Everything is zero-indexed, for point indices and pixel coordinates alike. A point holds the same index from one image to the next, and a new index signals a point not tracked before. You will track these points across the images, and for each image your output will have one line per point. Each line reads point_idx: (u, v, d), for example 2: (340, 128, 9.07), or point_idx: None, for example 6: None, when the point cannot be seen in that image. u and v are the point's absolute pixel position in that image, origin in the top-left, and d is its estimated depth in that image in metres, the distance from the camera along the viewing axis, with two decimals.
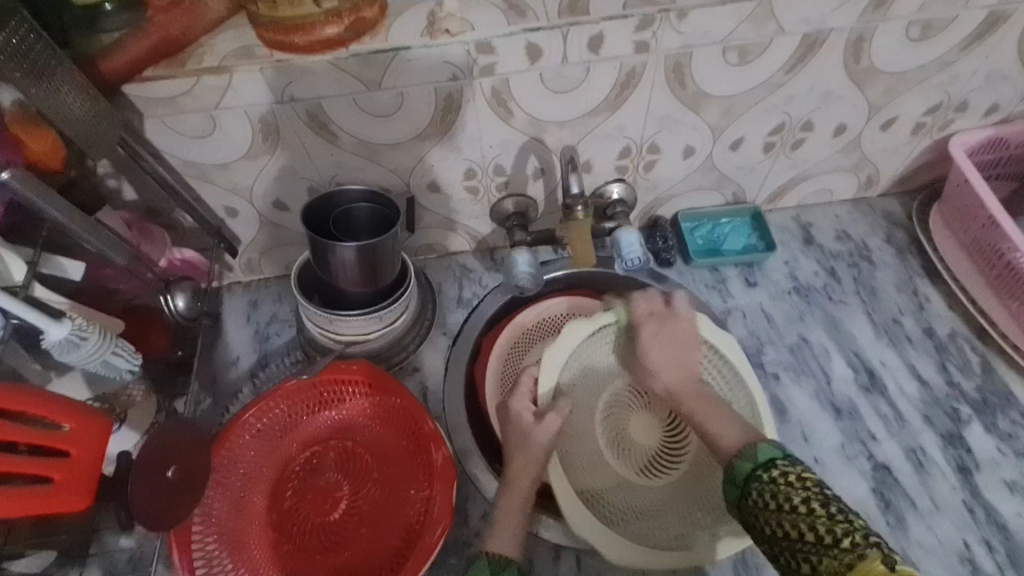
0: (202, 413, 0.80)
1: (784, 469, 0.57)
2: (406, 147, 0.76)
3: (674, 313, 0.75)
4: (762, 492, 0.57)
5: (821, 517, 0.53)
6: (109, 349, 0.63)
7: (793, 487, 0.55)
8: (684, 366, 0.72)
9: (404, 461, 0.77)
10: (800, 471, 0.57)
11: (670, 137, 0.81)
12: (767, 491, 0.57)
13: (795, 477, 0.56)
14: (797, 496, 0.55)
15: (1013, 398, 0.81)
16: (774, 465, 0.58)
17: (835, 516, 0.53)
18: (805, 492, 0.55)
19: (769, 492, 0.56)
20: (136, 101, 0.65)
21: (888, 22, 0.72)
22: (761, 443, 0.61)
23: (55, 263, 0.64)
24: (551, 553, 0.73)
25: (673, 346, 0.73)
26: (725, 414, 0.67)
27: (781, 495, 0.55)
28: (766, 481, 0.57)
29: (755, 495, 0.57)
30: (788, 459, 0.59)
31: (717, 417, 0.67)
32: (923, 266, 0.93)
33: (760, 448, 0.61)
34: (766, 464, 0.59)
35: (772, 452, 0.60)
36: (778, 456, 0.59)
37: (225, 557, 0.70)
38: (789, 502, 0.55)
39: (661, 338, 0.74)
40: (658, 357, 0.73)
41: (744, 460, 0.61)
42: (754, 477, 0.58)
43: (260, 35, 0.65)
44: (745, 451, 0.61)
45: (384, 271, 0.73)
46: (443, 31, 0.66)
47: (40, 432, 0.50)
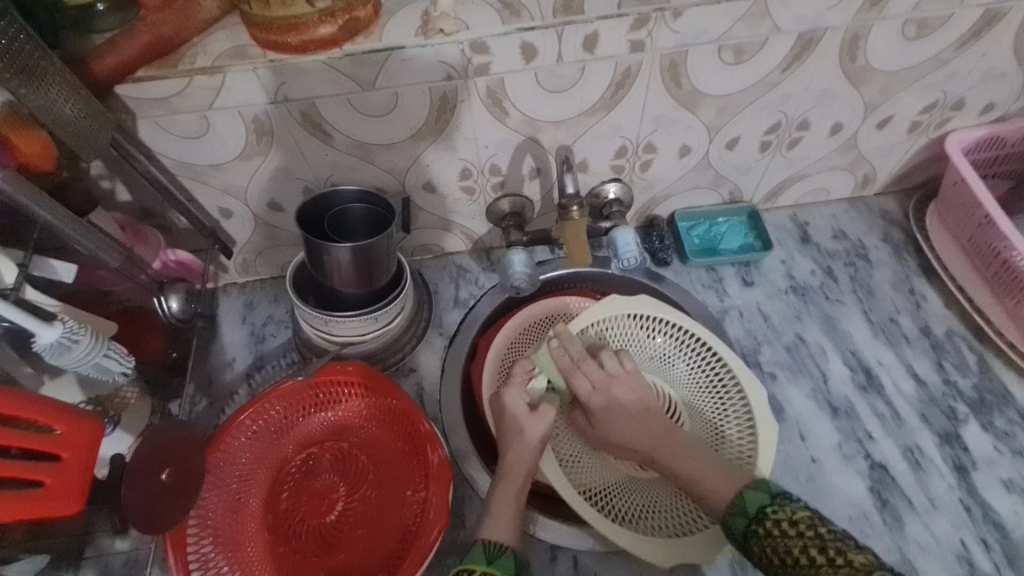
0: (197, 415, 0.79)
1: (776, 517, 0.58)
2: (401, 147, 0.75)
3: (641, 345, 0.75)
4: (763, 547, 0.58)
5: (824, 566, 0.54)
6: (101, 351, 0.63)
7: (789, 539, 0.56)
8: (646, 393, 0.73)
9: (401, 462, 0.76)
10: (793, 516, 0.58)
11: (666, 137, 0.81)
12: (767, 545, 0.57)
13: (789, 525, 0.57)
14: (796, 546, 0.56)
15: (1010, 396, 0.81)
16: (768, 514, 0.59)
17: (836, 561, 0.54)
18: (801, 540, 0.56)
19: (768, 546, 0.57)
20: (128, 101, 0.65)
21: (884, 20, 0.72)
22: (748, 490, 0.62)
23: (46, 264, 0.64)
24: (548, 554, 0.73)
25: (637, 373, 0.74)
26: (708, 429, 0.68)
27: (781, 548, 0.56)
28: (762, 535, 0.58)
29: (757, 549, 0.58)
30: (777, 502, 0.60)
31: (691, 458, 0.67)
32: (919, 265, 0.93)
33: (747, 496, 0.61)
34: (757, 514, 0.60)
35: (759, 497, 0.61)
36: (766, 501, 0.60)
37: (220, 559, 0.70)
38: (793, 556, 0.56)
39: (628, 372, 0.74)
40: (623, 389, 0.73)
41: (737, 515, 0.61)
42: (750, 533, 0.59)
43: (254, 35, 0.65)
44: (735, 503, 0.62)
45: (380, 272, 0.73)
46: (437, 31, 0.65)
47: (31, 437, 0.50)
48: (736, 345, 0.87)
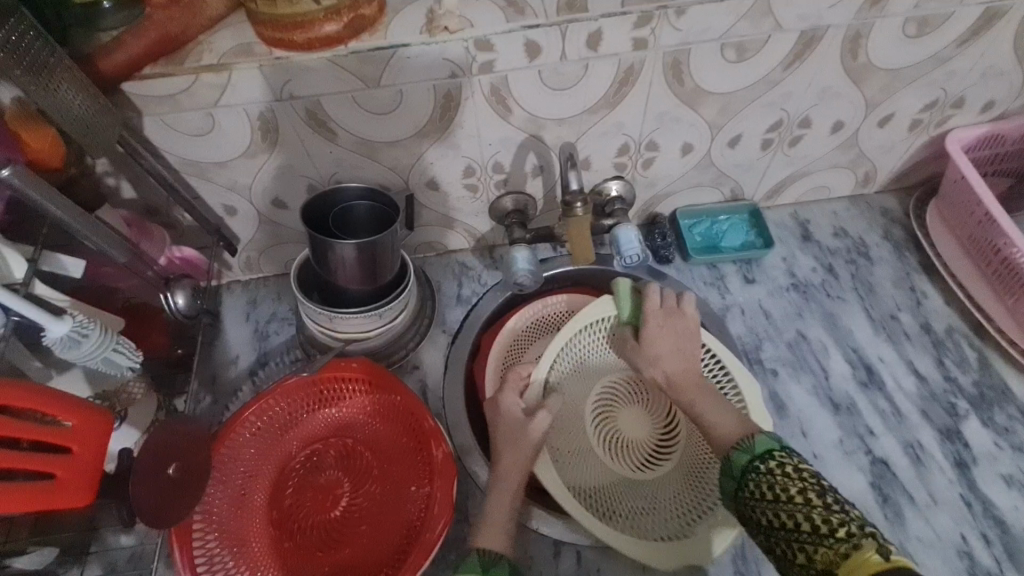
0: (202, 412, 0.80)
1: (780, 460, 0.58)
2: (405, 145, 0.76)
3: (681, 310, 0.77)
4: (761, 483, 0.57)
5: (817, 507, 0.53)
6: (111, 346, 0.63)
7: (790, 478, 0.56)
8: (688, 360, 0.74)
9: (405, 459, 0.77)
10: (796, 463, 0.57)
11: (668, 134, 0.81)
12: (766, 482, 0.57)
13: (792, 468, 0.56)
14: (793, 486, 0.55)
15: (1010, 392, 0.82)
16: (773, 454, 0.59)
17: (831, 506, 0.53)
18: (800, 482, 0.55)
19: (768, 483, 0.57)
20: (134, 98, 0.65)
21: (885, 18, 0.72)
22: (760, 435, 0.62)
23: (55, 259, 0.64)
24: (551, 550, 0.73)
25: (674, 338, 0.75)
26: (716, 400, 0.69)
27: (778, 485, 0.56)
28: (763, 472, 0.58)
29: (754, 487, 0.58)
30: (785, 450, 0.59)
31: (714, 404, 0.68)
32: (919, 262, 0.93)
33: (759, 438, 0.61)
34: (764, 455, 0.59)
35: (770, 442, 0.60)
36: (776, 447, 0.60)
37: (225, 555, 0.70)
38: (786, 492, 0.55)
39: (669, 331, 0.76)
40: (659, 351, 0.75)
41: (742, 452, 0.61)
42: (753, 469, 0.59)
43: (259, 32, 0.65)
44: (744, 443, 0.62)
45: (383, 269, 0.74)
46: (442, 28, 0.66)
47: (45, 429, 0.51)
48: (738, 342, 0.87)
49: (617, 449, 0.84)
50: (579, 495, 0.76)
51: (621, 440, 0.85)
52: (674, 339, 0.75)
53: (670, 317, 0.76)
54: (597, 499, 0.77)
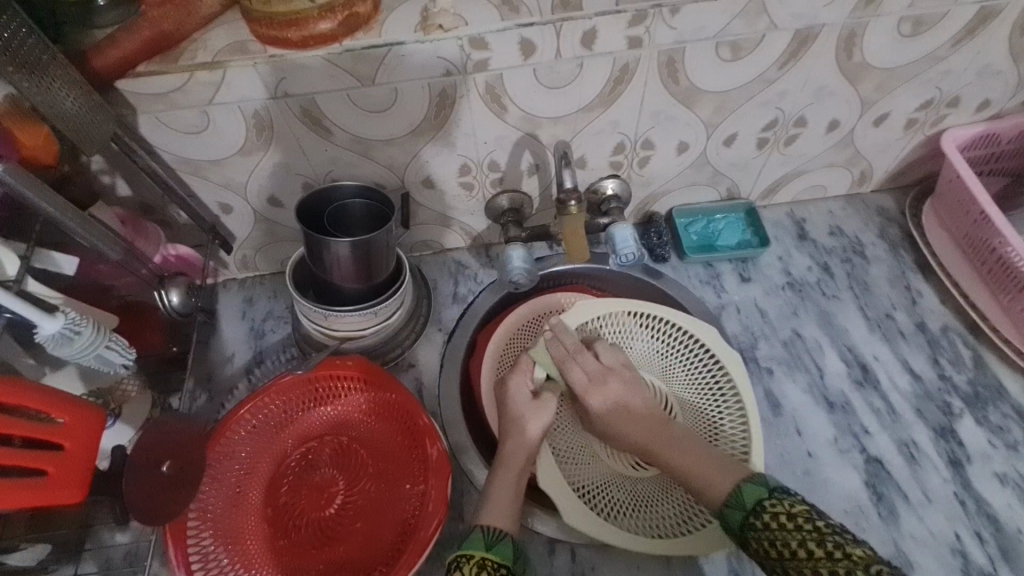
0: (197, 410, 0.80)
1: (773, 511, 0.58)
2: (400, 143, 0.76)
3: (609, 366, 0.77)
4: (761, 540, 0.58)
5: (822, 559, 0.54)
6: (103, 343, 0.63)
7: (788, 532, 0.56)
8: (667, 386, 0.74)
9: (400, 456, 0.77)
10: (790, 509, 0.58)
11: (664, 133, 0.81)
12: (765, 538, 0.57)
13: (786, 518, 0.57)
14: (794, 539, 0.56)
15: (1004, 391, 0.82)
16: (764, 506, 0.59)
17: (834, 555, 0.54)
18: (800, 534, 0.56)
19: (767, 539, 0.57)
20: (129, 96, 0.65)
21: (880, 17, 0.72)
22: (745, 484, 0.62)
23: (47, 257, 0.64)
24: (546, 547, 0.73)
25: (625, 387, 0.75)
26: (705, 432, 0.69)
27: (780, 541, 0.56)
28: (761, 526, 0.58)
29: (755, 542, 0.58)
30: (775, 497, 0.60)
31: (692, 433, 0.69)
32: (915, 261, 0.94)
33: (744, 489, 0.62)
34: (755, 509, 0.60)
35: (758, 491, 0.61)
36: (764, 495, 0.60)
37: (220, 552, 0.70)
38: (789, 548, 0.55)
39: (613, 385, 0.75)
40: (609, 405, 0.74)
41: (734, 507, 0.61)
42: (749, 526, 0.59)
43: (254, 30, 0.65)
44: (734, 495, 0.62)
45: (378, 268, 0.74)
46: (436, 27, 0.65)
47: (34, 426, 0.51)
48: (734, 341, 0.87)
49: (616, 448, 0.84)
50: (580, 492, 0.76)
51: None
52: (624, 387, 0.75)
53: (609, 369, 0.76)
54: (598, 497, 0.77)
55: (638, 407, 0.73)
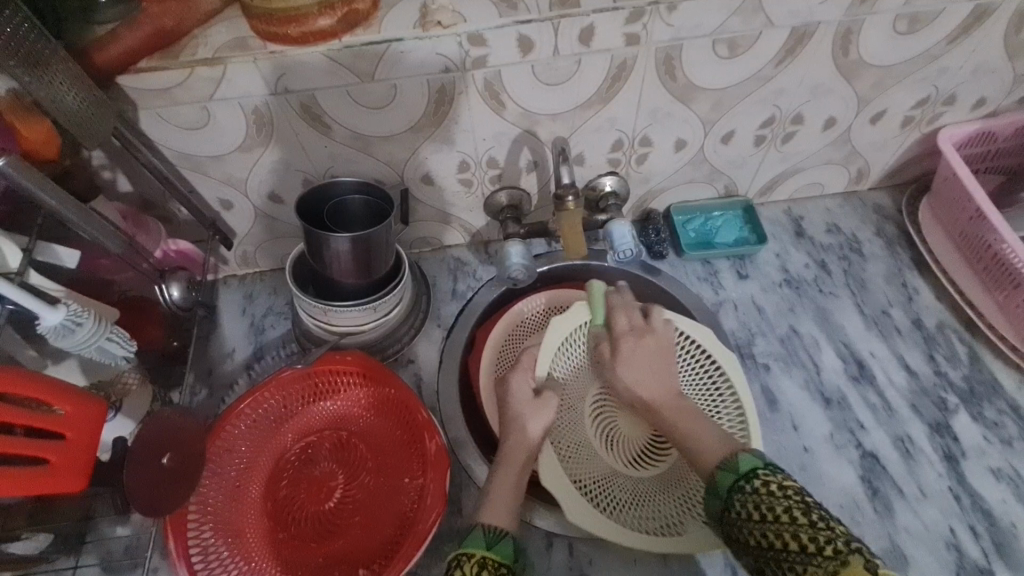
0: (197, 404, 0.80)
1: (765, 479, 0.59)
2: (399, 140, 0.76)
3: (652, 329, 0.77)
4: (745, 502, 0.58)
5: (804, 525, 0.54)
6: (104, 335, 0.64)
7: (775, 496, 0.56)
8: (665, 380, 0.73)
9: (399, 451, 0.77)
10: (781, 482, 0.58)
11: (662, 130, 0.82)
12: (750, 502, 0.58)
13: (776, 486, 0.57)
14: (780, 505, 0.56)
15: (999, 387, 0.83)
16: (756, 474, 0.60)
17: (817, 524, 0.54)
18: (787, 500, 0.56)
19: (752, 502, 0.57)
20: (130, 92, 0.66)
21: (876, 15, 0.72)
22: (743, 453, 0.63)
23: (49, 250, 0.65)
24: (543, 541, 0.74)
25: (653, 356, 0.75)
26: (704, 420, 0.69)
27: (764, 505, 0.56)
28: (749, 491, 0.58)
29: (739, 506, 0.58)
30: (769, 469, 0.60)
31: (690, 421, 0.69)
32: (912, 258, 0.94)
33: (741, 458, 0.62)
34: (748, 474, 0.60)
35: (753, 461, 0.61)
36: (759, 466, 0.61)
37: (221, 545, 0.71)
38: (772, 512, 0.55)
39: (641, 351, 0.75)
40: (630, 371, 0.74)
41: (726, 473, 0.61)
42: (736, 489, 0.59)
43: (254, 26, 0.65)
44: (727, 464, 0.62)
45: (378, 263, 0.74)
46: (435, 23, 0.66)
47: (38, 416, 0.51)
48: (731, 337, 0.88)
49: (616, 445, 0.84)
50: (582, 488, 0.76)
51: (619, 435, 0.85)
52: (649, 355, 0.75)
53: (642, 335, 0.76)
54: (597, 492, 0.77)
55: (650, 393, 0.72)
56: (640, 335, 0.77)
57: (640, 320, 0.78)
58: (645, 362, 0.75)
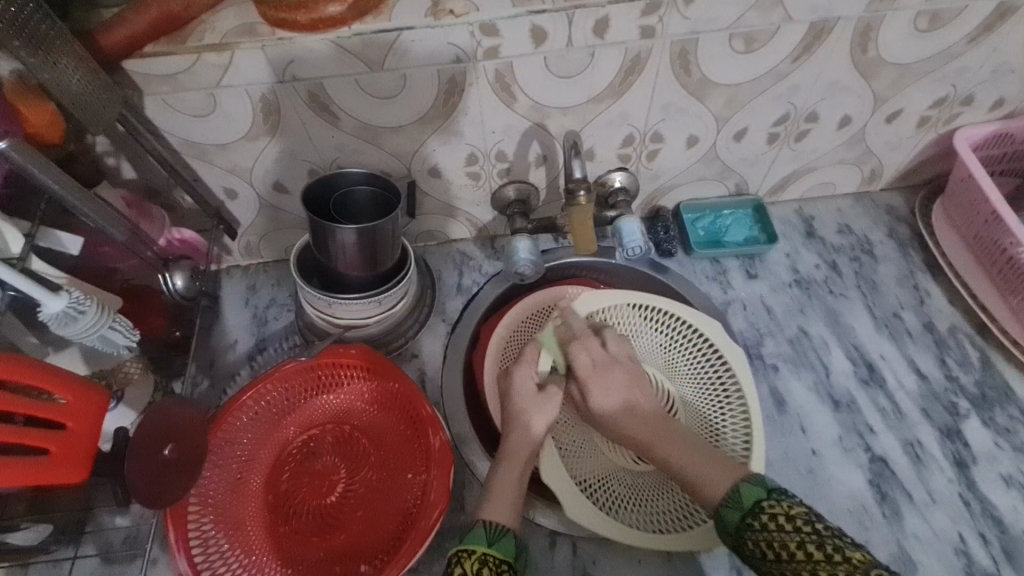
0: (199, 395, 0.80)
1: (772, 512, 0.57)
2: (408, 131, 0.75)
3: (615, 357, 0.74)
4: (758, 541, 0.57)
5: (821, 562, 0.53)
6: (107, 324, 0.63)
7: (787, 533, 0.55)
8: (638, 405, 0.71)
9: (403, 446, 0.76)
10: (789, 514, 0.56)
11: (674, 126, 0.80)
12: (763, 538, 0.56)
13: (785, 520, 0.56)
14: (794, 541, 0.55)
15: (1012, 393, 0.81)
16: (763, 507, 0.58)
17: (834, 558, 0.53)
18: (800, 535, 0.55)
19: (764, 540, 0.56)
20: (135, 77, 0.65)
21: (896, 11, 0.71)
22: (744, 482, 0.60)
23: (53, 236, 0.64)
24: (547, 540, 0.73)
25: (622, 381, 0.73)
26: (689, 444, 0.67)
27: (777, 541, 0.55)
28: (758, 527, 0.57)
29: (752, 543, 0.57)
30: (773, 498, 0.58)
31: (683, 450, 0.66)
32: (924, 261, 0.93)
33: (743, 489, 0.60)
34: (753, 510, 0.58)
35: (757, 491, 0.59)
36: (763, 496, 0.59)
37: (221, 538, 0.70)
38: (788, 550, 0.55)
39: (606, 375, 0.73)
40: (605, 397, 0.71)
41: (731, 507, 0.60)
42: (745, 526, 0.58)
43: (262, 12, 0.64)
44: (731, 495, 0.60)
45: (384, 256, 0.73)
46: (447, 12, 0.65)
47: (39, 404, 0.50)
48: (739, 336, 0.86)
49: None
50: (584, 487, 0.75)
51: None
52: (624, 381, 0.73)
53: (602, 362, 0.74)
54: (600, 491, 0.76)
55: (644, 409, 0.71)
56: (605, 366, 0.73)
57: (598, 347, 0.75)
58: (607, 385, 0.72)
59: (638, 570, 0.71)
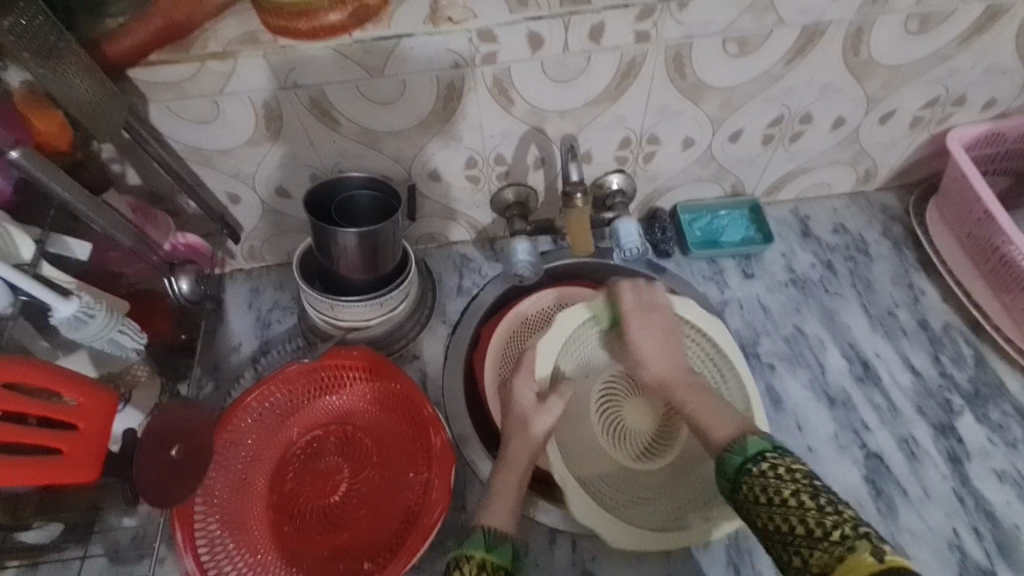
0: (204, 397, 0.81)
1: (774, 461, 0.58)
2: (408, 135, 0.77)
3: (659, 304, 0.79)
4: (754, 485, 0.57)
5: (811, 509, 0.53)
6: (116, 327, 0.64)
7: (782, 479, 0.56)
8: (668, 355, 0.76)
9: (405, 446, 0.77)
10: (790, 464, 0.57)
11: (669, 128, 0.82)
12: (759, 484, 0.57)
13: (784, 469, 0.57)
14: (787, 488, 0.55)
15: (1005, 389, 0.83)
16: (764, 456, 0.59)
17: (824, 508, 0.53)
18: (794, 484, 0.55)
19: (760, 485, 0.57)
20: (141, 85, 0.66)
21: (888, 14, 0.72)
22: (750, 435, 0.62)
23: (61, 242, 0.65)
24: (547, 537, 0.74)
25: (656, 330, 0.78)
26: (710, 398, 0.71)
27: (772, 488, 0.56)
28: (756, 474, 0.58)
29: (747, 488, 0.58)
30: (777, 451, 0.59)
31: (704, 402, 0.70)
32: (918, 259, 0.94)
33: (749, 440, 0.61)
34: (755, 456, 0.59)
35: (762, 444, 0.60)
36: (768, 448, 0.60)
37: (226, 537, 0.71)
38: (780, 496, 0.55)
39: (646, 322, 0.78)
40: (644, 343, 0.77)
41: (736, 452, 0.61)
42: (745, 470, 0.59)
43: (264, 19, 0.65)
44: (735, 445, 0.62)
45: (385, 258, 0.74)
46: (446, 19, 0.66)
47: (52, 406, 0.51)
48: (736, 336, 0.88)
49: (622, 438, 0.83)
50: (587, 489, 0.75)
51: (624, 428, 0.84)
52: (659, 333, 0.77)
53: (645, 307, 0.79)
54: (598, 486, 0.77)
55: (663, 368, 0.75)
56: (646, 311, 0.79)
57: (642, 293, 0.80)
58: (656, 340, 0.77)
59: (637, 568, 0.72)
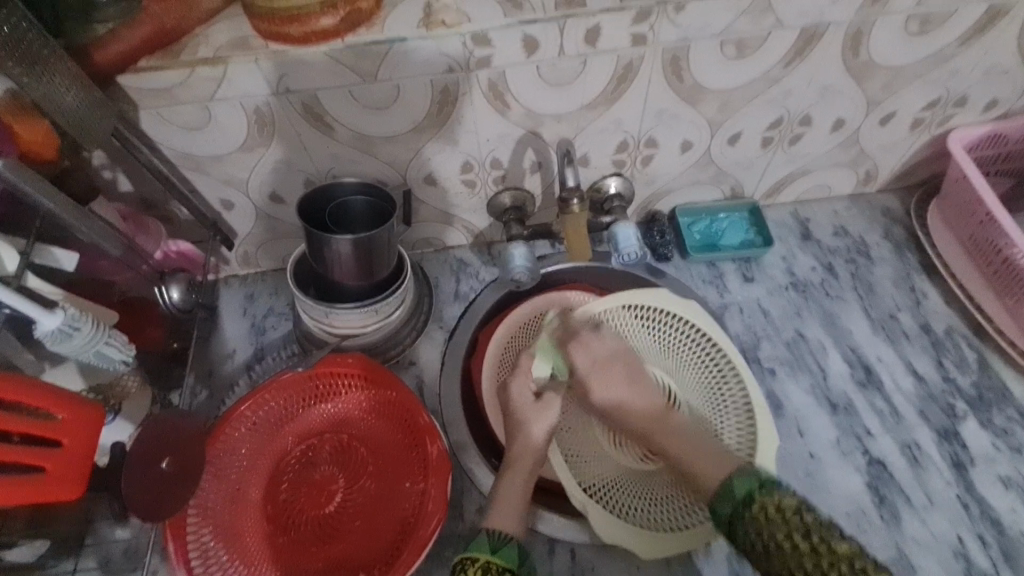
0: (198, 405, 0.80)
1: (763, 502, 0.55)
2: (403, 140, 0.76)
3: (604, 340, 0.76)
4: (747, 531, 0.55)
5: (808, 551, 0.51)
6: (102, 340, 0.63)
7: (775, 522, 0.53)
8: (642, 396, 0.72)
9: (401, 454, 0.77)
10: (779, 503, 0.55)
11: (667, 132, 0.81)
12: (752, 530, 0.55)
13: (774, 510, 0.54)
14: (781, 531, 0.53)
15: (1009, 394, 0.81)
16: (754, 498, 0.56)
17: (820, 548, 0.51)
18: (787, 525, 0.53)
19: (753, 531, 0.54)
20: (129, 92, 0.65)
21: (887, 15, 0.71)
22: (738, 475, 0.59)
23: (48, 253, 0.64)
24: (546, 547, 0.73)
25: (620, 373, 0.73)
26: (687, 437, 0.67)
27: (766, 534, 0.53)
28: (748, 519, 0.55)
29: (741, 534, 0.55)
30: (765, 489, 0.57)
31: (684, 443, 0.66)
32: (920, 262, 0.93)
33: (735, 482, 0.58)
34: (745, 499, 0.57)
35: (748, 483, 0.58)
36: (755, 487, 0.57)
37: (219, 549, 0.70)
38: (776, 540, 0.53)
39: (604, 372, 0.73)
40: (606, 394, 0.72)
41: (725, 500, 0.58)
42: (736, 516, 0.56)
43: (255, 25, 0.64)
44: (726, 487, 0.59)
45: (380, 264, 0.73)
46: (439, 23, 0.65)
47: (34, 423, 0.50)
48: (736, 340, 0.87)
49: (626, 441, 0.82)
50: (589, 493, 0.75)
51: None
52: (624, 383, 0.73)
53: (602, 360, 0.74)
54: (606, 492, 0.76)
55: (638, 410, 0.70)
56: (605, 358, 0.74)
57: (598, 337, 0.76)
58: (619, 383, 0.73)
59: None
